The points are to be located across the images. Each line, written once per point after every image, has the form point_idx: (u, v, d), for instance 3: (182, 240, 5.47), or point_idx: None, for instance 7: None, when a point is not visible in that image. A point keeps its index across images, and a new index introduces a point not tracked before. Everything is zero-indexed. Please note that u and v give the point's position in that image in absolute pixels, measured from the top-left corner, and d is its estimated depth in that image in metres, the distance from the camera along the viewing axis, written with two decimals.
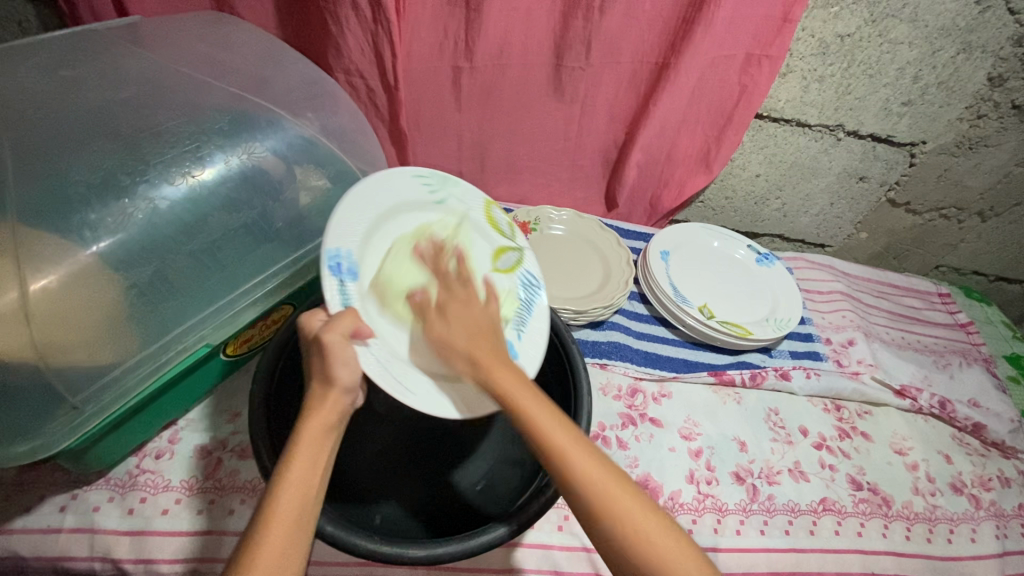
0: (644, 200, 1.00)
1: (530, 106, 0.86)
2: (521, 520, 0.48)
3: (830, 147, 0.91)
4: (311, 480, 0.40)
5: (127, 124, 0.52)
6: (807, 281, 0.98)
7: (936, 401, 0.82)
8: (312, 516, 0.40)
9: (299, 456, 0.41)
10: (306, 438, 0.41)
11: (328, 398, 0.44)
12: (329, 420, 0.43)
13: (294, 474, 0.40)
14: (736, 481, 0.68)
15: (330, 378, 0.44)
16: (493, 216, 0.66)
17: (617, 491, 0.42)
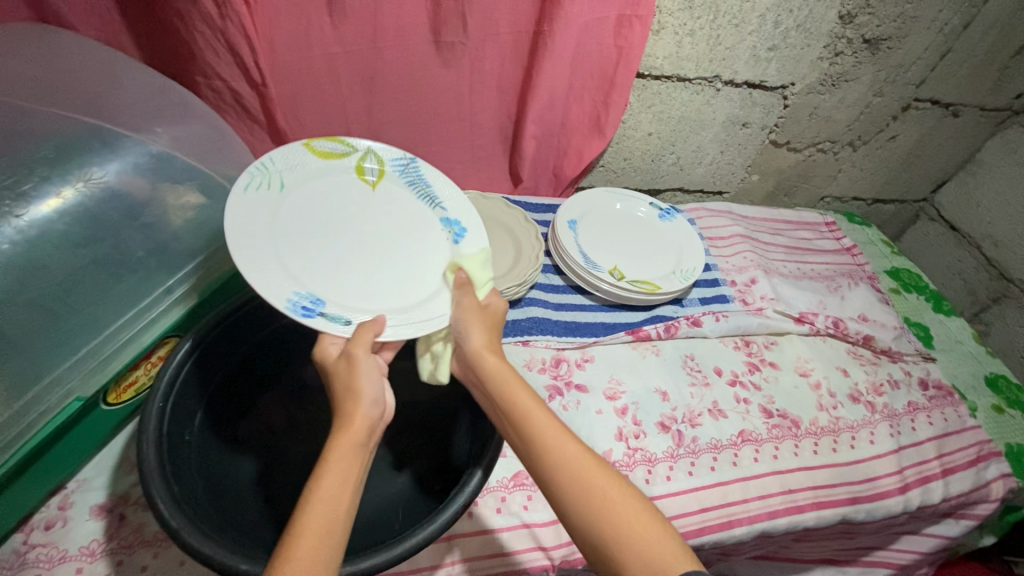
0: (547, 170, 1.01)
1: (413, 89, 0.83)
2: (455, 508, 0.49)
3: (711, 98, 0.94)
4: (339, 503, 0.42)
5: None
6: (709, 230, 1.03)
7: (830, 322, 0.89)
8: (338, 536, 0.41)
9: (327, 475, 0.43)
10: (336, 454, 0.44)
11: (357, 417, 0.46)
12: (358, 437, 0.45)
13: (324, 490, 0.42)
14: (662, 430, 0.71)
15: (354, 392, 0.48)
16: (319, 147, 0.64)
17: (566, 450, 0.47)
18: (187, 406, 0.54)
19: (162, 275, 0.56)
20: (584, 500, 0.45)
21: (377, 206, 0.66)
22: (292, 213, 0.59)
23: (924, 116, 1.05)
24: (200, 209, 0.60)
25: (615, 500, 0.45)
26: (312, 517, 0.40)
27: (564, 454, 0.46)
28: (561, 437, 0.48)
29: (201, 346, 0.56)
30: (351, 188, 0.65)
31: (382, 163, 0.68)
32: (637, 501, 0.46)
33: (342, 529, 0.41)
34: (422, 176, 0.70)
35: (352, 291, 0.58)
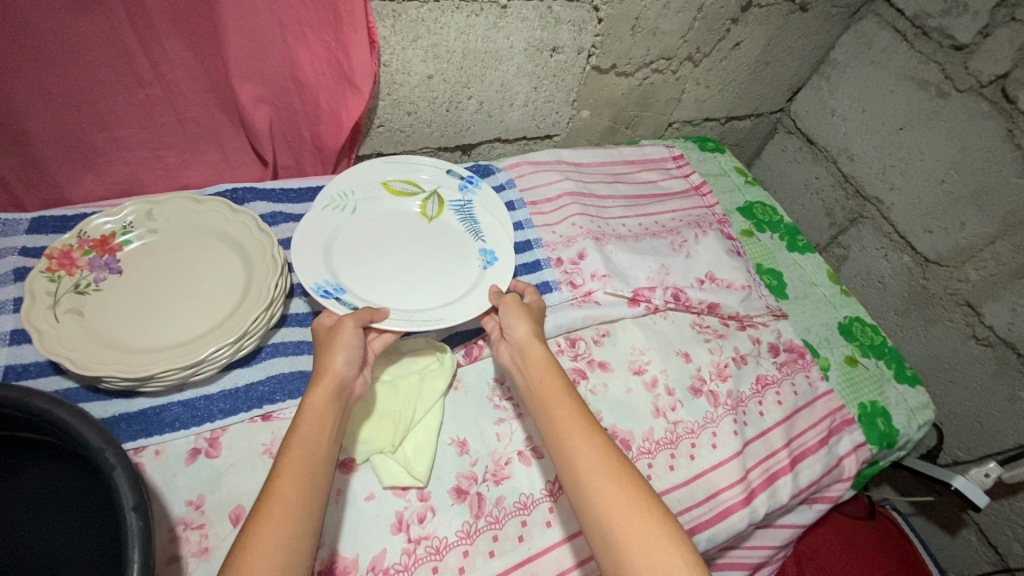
0: (304, 141, 0.73)
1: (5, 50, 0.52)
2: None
3: (498, 20, 0.69)
4: (312, 471, 0.43)
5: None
6: (532, 190, 0.83)
7: (670, 295, 0.74)
8: (319, 484, 0.43)
9: (306, 435, 0.45)
10: (309, 416, 0.46)
11: (337, 377, 0.49)
12: (334, 396, 0.48)
13: (299, 448, 0.44)
14: (457, 500, 0.55)
15: (329, 356, 0.50)
16: (394, 186, 0.70)
17: (583, 438, 0.48)
18: None
19: None
20: (584, 485, 0.46)
21: (442, 241, 0.68)
22: (347, 233, 0.65)
23: (768, 15, 0.87)
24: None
25: (617, 490, 0.45)
26: (283, 485, 0.41)
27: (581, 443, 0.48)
28: (581, 426, 0.49)
29: None
30: (408, 224, 0.68)
31: (445, 204, 0.71)
32: (637, 484, 0.46)
33: (320, 480, 0.43)
34: (479, 213, 0.71)
35: (379, 296, 0.61)
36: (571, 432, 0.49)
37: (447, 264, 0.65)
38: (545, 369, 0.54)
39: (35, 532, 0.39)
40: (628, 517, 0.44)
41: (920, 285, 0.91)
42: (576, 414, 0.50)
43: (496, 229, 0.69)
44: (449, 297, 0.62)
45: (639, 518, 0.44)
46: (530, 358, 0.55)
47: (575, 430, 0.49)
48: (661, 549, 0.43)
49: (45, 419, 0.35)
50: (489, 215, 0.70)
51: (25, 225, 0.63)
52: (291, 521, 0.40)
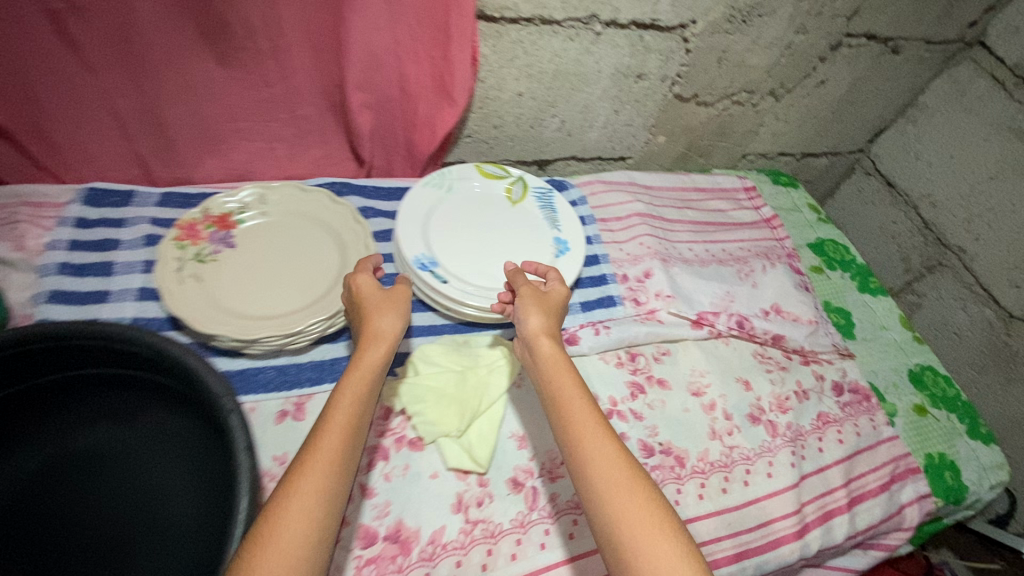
0: (397, 146, 0.79)
1: (183, 48, 0.63)
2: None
3: (591, 45, 0.74)
4: (354, 429, 0.44)
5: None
6: (603, 208, 0.86)
7: (735, 321, 0.75)
8: (345, 467, 0.42)
9: (344, 394, 0.45)
10: (345, 393, 0.45)
11: (377, 339, 0.49)
12: (375, 359, 0.48)
13: (330, 425, 0.43)
14: (513, 490, 0.58)
15: (375, 329, 0.50)
16: (485, 169, 0.79)
17: (601, 442, 0.46)
18: None
19: None
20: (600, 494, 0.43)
21: (522, 219, 0.76)
22: (441, 209, 0.74)
23: (857, 56, 0.87)
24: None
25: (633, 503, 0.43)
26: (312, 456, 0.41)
27: (593, 442, 0.46)
28: (593, 425, 0.47)
29: None
30: (494, 203, 0.77)
31: (526, 189, 0.79)
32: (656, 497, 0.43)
33: (359, 438, 0.44)
34: (554, 202, 0.78)
35: (463, 265, 0.70)
36: (586, 436, 0.46)
37: (526, 242, 0.74)
38: (560, 370, 0.50)
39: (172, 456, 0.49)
40: (639, 527, 0.42)
41: (1000, 341, 0.88)
42: (592, 411, 0.47)
43: (567, 218, 0.76)
44: (527, 274, 0.70)
45: (651, 531, 0.41)
46: (543, 353, 0.52)
47: (590, 433, 0.46)
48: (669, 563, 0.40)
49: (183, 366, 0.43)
50: (563, 205, 0.78)
51: (155, 199, 0.72)
52: (320, 482, 0.40)
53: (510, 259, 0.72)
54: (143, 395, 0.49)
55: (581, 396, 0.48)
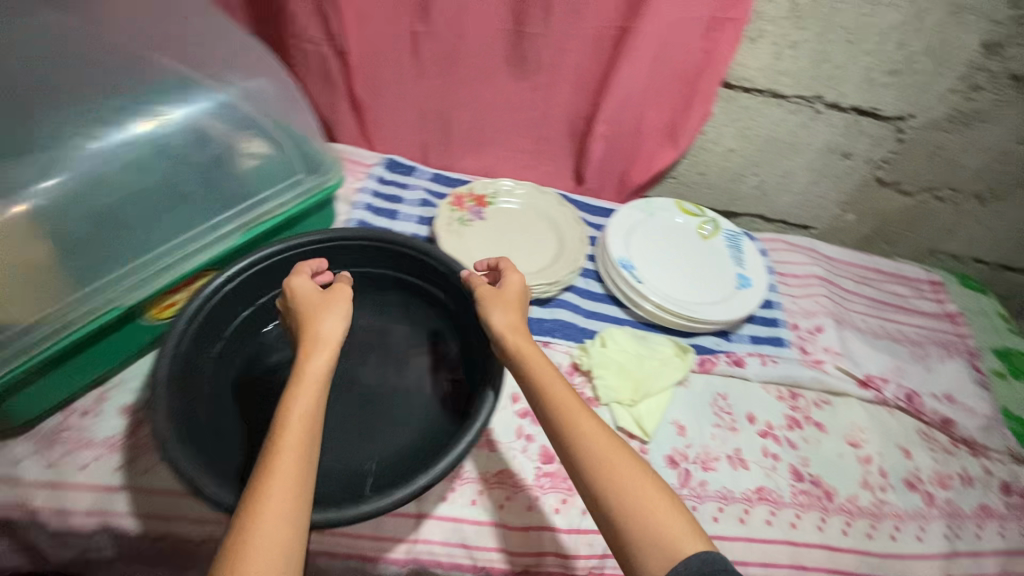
0: (614, 173, 0.95)
1: (493, 72, 0.86)
2: (439, 468, 0.49)
3: (809, 120, 0.85)
4: (317, 410, 0.46)
5: (16, 60, 0.55)
6: (782, 264, 0.94)
7: (903, 394, 0.78)
8: (308, 471, 0.44)
9: (303, 379, 0.47)
10: (297, 391, 0.47)
11: (319, 347, 0.50)
12: (318, 368, 0.48)
13: (290, 421, 0.45)
14: (669, 465, 0.66)
15: (316, 339, 0.50)
16: (685, 205, 0.91)
17: (586, 421, 0.49)
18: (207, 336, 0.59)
19: (217, 211, 0.61)
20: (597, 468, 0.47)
21: (711, 252, 0.87)
22: (644, 228, 0.87)
23: None
24: (261, 159, 0.64)
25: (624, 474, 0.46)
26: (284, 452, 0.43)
27: (586, 426, 0.49)
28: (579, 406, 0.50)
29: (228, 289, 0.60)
30: (689, 234, 0.89)
31: (718, 229, 0.90)
32: (643, 468, 0.47)
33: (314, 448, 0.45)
34: (742, 246, 0.88)
35: (656, 275, 0.82)
36: (572, 416, 0.49)
37: (712, 271, 0.84)
38: (539, 359, 0.53)
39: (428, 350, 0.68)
40: (632, 505, 0.45)
41: None
42: (573, 396, 0.51)
43: (752, 261, 0.86)
44: (709, 296, 0.80)
45: (644, 497, 0.45)
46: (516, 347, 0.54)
47: (574, 414, 0.49)
48: (673, 531, 0.44)
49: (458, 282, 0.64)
50: (750, 250, 0.87)
51: (428, 176, 0.96)
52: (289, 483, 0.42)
53: (695, 281, 0.82)
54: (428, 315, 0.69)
55: (564, 388, 0.51)
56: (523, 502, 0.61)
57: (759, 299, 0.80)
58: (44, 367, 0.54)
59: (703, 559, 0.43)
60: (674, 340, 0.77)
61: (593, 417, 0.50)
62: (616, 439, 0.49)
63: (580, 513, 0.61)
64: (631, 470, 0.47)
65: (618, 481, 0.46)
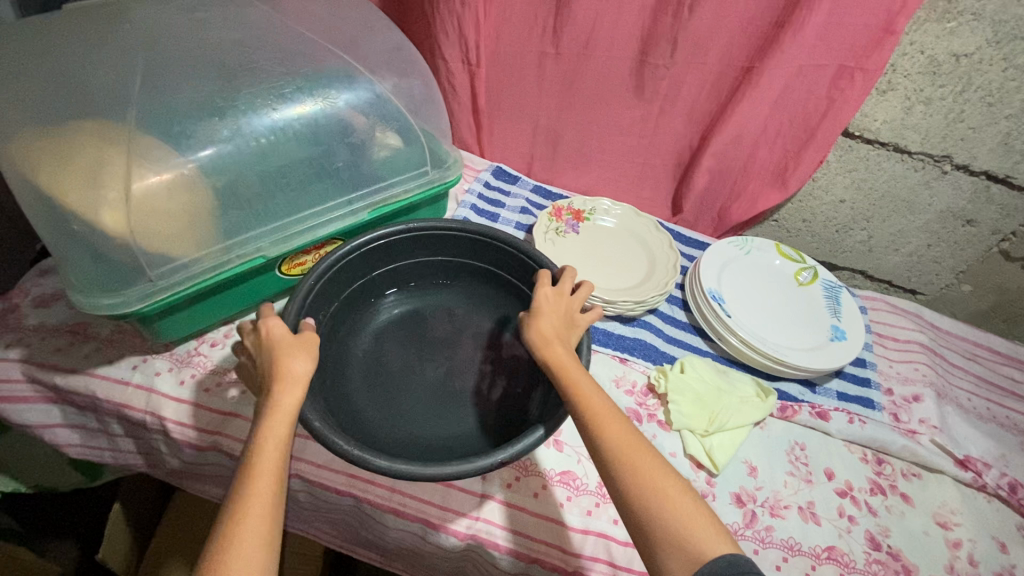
0: (712, 210, 0.96)
1: (609, 98, 0.89)
2: (518, 447, 0.51)
3: (932, 180, 0.82)
4: (281, 446, 0.46)
5: (219, 40, 0.65)
6: (881, 325, 0.89)
7: (1006, 482, 0.71)
8: (276, 507, 0.44)
9: (275, 418, 0.46)
10: (269, 428, 0.46)
11: (287, 386, 0.48)
12: (287, 407, 0.47)
13: (261, 459, 0.45)
14: (734, 503, 0.65)
15: (283, 377, 0.48)
16: (783, 249, 0.90)
17: (615, 427, 0.50)
18: (329, 293, 0.67)
19: (351, 189, 0.69)
20: (627, 470, 0.48)
21: (805, 299, 0.85)
22: (737, 264, 0.87)
23: None
24: (394, 151, 0.71)
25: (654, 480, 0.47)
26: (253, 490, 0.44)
27: (613, 432, 0.49)
28: (611, 413, 0.50)
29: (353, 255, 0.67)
30: (784, 278, 0.87)
31: (816, 277, 0.88)
32: (677, 477, 0.48)
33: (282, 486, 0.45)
34: (841, 297, 0.85)
35: (744, 312, 0.81)
36: (605, 421, 0.50)
37: (804, 318, 0.82)
38: (573, 366, 0.53)
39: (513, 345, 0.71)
40: (657, 508, 0.46)
41: None
42: (606, 404, 0.51)
43: (851, 314, 0.82)
44: (799, 342, 0.78)
45: (676, 503, 0.46)
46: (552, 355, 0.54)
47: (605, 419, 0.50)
48: (696, 529, 0.45)
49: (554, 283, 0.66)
50: (850, 303, 0.84)
51: (529, 187, 1.01)
52: (260, 521, 0.43)
53: (785, 325, 0.81)
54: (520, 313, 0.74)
55: (599, 398, 0.51)
56: (583, 506, 0.62)
57: (855, 353, 0.77)
58: (193, 298, 0.63)
59: (728, 561, 0.44)
60: (755, 380, 0.76)
61: (624, 423, 0.50)
62: (645, 446, 0.49)
63: None
64: (661, 477, 0.47)
65: (652, 485, 0.47)
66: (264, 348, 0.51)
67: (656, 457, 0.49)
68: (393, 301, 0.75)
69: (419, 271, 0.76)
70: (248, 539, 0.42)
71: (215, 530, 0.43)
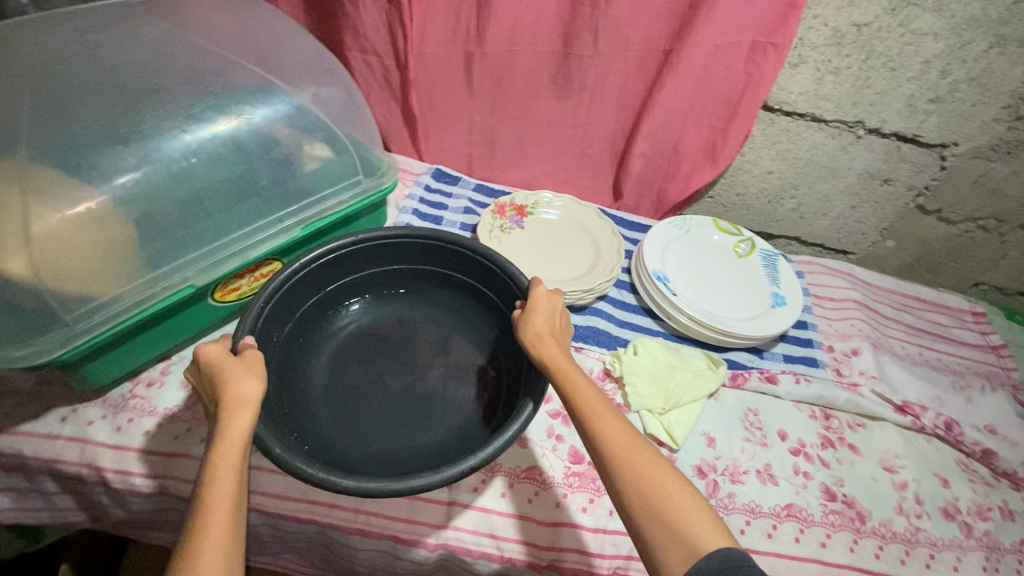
0: (651, 192, 0.98)
1: (539, 91, 0.89)
2: (488, 451, 0.50)
3: (849, 145, 0.86)
4: (237, 470, 0.45)
5: (119, 63, 0.62)
6: (818, 287, 0.94)
7: (942, 422, 0.76)
8: (236, 534, 0.43)
9: (226, 438, 0.45)
10: (222, 453, 0.45)
11: (236, 408, 0.47)
12: (240, 428, 0.46)
13: (216, 486, 0.43)
14: (697, 475, 0.67)
15: (235, 398, 0.47)
16: (721, 224, 0.93)
17: (612, 424, 0.50)
18: (279, 315, 0.65)
19: (280, 206, 0.66)
20: (625, 467, 0.48)
21: (746, 270, 0.88)
22: (679, 243, 0.89)
23: None
24: (323, 163, 0.69)
25: (653, 476, 0.48)
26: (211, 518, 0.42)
27: (610, 430, 0.50)
28: (608, 411, 0.51)
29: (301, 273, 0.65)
30: (724, 251, 0.90)
31: (753, 248, 0.91)
32: (674, 473, 0.49)
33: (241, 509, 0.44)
34: (778, 265, 0.89)
35: (690, 289, 0.83)
36: (603, 419, 0.50)
37: (747, 288, 0.85)
38: (569, 364, 0.54)
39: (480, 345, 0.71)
40: (657, 502, 0.47)
41: None
42: (603, 402, 0.52)
43: (788, 280, 0.86)
44: (743, 313, 0.81)
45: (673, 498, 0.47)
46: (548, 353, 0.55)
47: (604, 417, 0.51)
48: (695, 523, 0.46)
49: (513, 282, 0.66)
50: (787, 269, 0.88)
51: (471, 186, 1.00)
52: (220, 551, 0.41)
53: (729, 297, 0.83)
54: (482, 314, 0.72)
55: (594, 395, 0.52)
56: (551, 499, 0.62)
57: (795, 317, 0.80)
58: (119, 338, 0.59)
59: (726, 555, 0.45)
60: (706, 354, 0.78)
61: (620, 421, 0.51)
62: (644, 444, 0.50)
63: (607, 514, 0.62)
64: (659, 473, 0.48)
65: (651, 482, 0.48)
66: (211, 377, 0.50)
67: (653, 453, 0.50)
68: (350, 314, 0.73)
69: (375, 281, 0.74)
70: (211, 557, 0.41)
71: (174, 559, 0.41)
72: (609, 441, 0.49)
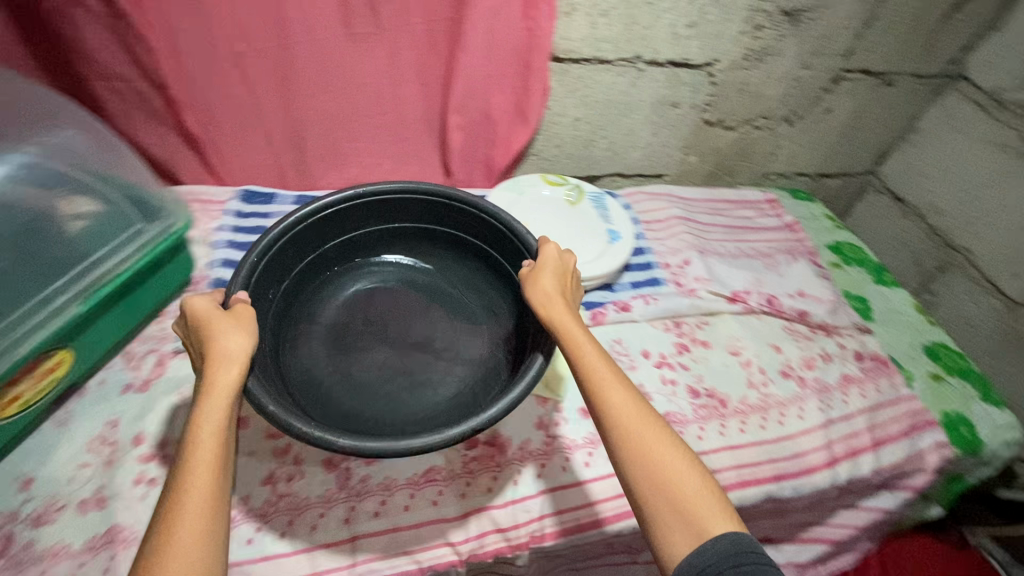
0: (478, 161, 0.98)
1: (333, 82, 0.83)
2: (489, 414, 0.49)
3: (635, 79, 0.93)
4: (222, 434, 0.42)
5: None
6: (645, 213, 1.02)
7: (765, 300, 0.89)
8: (221, 500, 0.41)
9: (212, 395, 0.43)
10: (207, 408, 0.42)
11: (223, 364, 0.44)
12: (228, 383, 0.44)
13: (201, 443, 0.41)
14: (583, 416, 0.70)
15: (219, 355, 0.45)
16: (548, 178, 0.97)
17: (620, 395, 0.49)
18: (263, 288, 0.61)
19: (41, 286, 0.56)
20: (629, 442, 0.47)
21: (580, 216, 0.92)
22: (515, 206, 0.91)
23: (857, 87, 1.04)
24: (89, 221, 0.61)
25: (659, 449, 0.47)
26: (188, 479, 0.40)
27: (615, 400, 0.49)
28: (618, 383, 0.50)
29: (284, 244, 0.62)
30: (557, 203, 0.94)
31: (582, 193, 0.96)
32: (680, 445, 0.48)
33: (225, 475, 0.42)
34: (606, 204, 0.95)
35: None
36: (608, 391, 0.49)
37: (585, 232, 0.90)
38: (580, 329, 0.52)
39: (483, 291, 0.70)
40: (662, 476, 0.46)
41: (1009, 327, 1.00)
42: (615, 370, 0.51)
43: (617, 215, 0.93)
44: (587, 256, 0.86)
45: (671, 473, 0.46)
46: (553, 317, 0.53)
47: (609, 388, 0.49)
48: (700, 506, 0.45)
49: (504, 222, 0.65)
50: (614, 206, 0.95)
51: (291, 201, 0.92)
52: (202, 509, 0.39)
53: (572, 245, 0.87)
54: (479, 263, 0.71)
55: (603, 364, 0.50)
56: (455, 492, 0.62)
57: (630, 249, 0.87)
58: None
59: (732, 540, 0.43)
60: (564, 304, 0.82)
61: (627, 390, 0.50)
62: (654, 416, 0.49)
63: (511, 486, 0.64)
64: (664, 446, 0.47)
65: (656, 456, 0.47)
66: (198, 331, 0.47)
67: (663, 427, 0.49)
68: (349, 280, 0.70)
69: (374, 242, 0.71)
70: (187, 521, 0.39)
71: (152, 521, 0.40)
72: (618, 413, 0.48)
